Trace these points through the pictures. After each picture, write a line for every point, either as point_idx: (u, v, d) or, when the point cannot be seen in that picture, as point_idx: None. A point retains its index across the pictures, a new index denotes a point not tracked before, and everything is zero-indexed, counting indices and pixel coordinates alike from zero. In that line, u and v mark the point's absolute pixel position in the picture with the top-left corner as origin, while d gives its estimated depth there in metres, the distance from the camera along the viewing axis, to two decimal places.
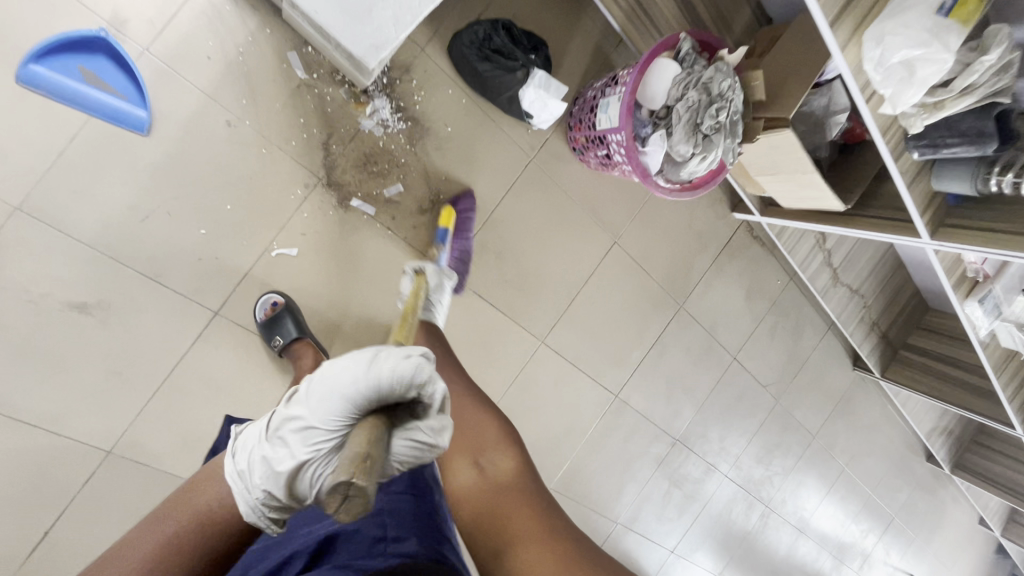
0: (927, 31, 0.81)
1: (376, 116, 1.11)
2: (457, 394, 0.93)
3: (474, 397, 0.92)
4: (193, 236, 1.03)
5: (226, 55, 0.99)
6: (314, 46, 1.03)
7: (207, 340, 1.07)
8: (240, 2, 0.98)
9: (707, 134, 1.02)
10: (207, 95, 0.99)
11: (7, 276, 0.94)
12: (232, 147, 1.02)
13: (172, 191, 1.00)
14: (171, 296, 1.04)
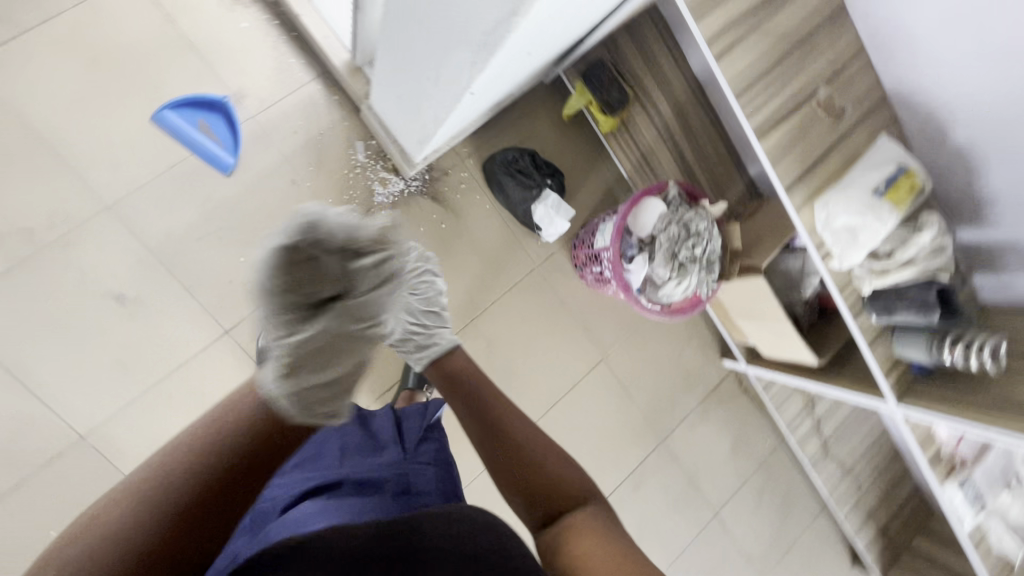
0: (864, 206, 0.99)
1: (398, 194, 1.32)
2: (501, 425, 0.76)
3: (522, 433, 0.75)
4: (232, 261, 1.20)
5: (309, 133, 1.26)
6: (377, 140, 1.30)
7: (211, 352, 1.20)
8: (332, 100, 1.27)
9: (683, 263, 1.18)
10: (283, 158, 1.24)
11: (77, 258, 1.12)
12: (289, 199, 1.24)
13: (229, 222, 1.20)
14: (195, 307, 1.19)
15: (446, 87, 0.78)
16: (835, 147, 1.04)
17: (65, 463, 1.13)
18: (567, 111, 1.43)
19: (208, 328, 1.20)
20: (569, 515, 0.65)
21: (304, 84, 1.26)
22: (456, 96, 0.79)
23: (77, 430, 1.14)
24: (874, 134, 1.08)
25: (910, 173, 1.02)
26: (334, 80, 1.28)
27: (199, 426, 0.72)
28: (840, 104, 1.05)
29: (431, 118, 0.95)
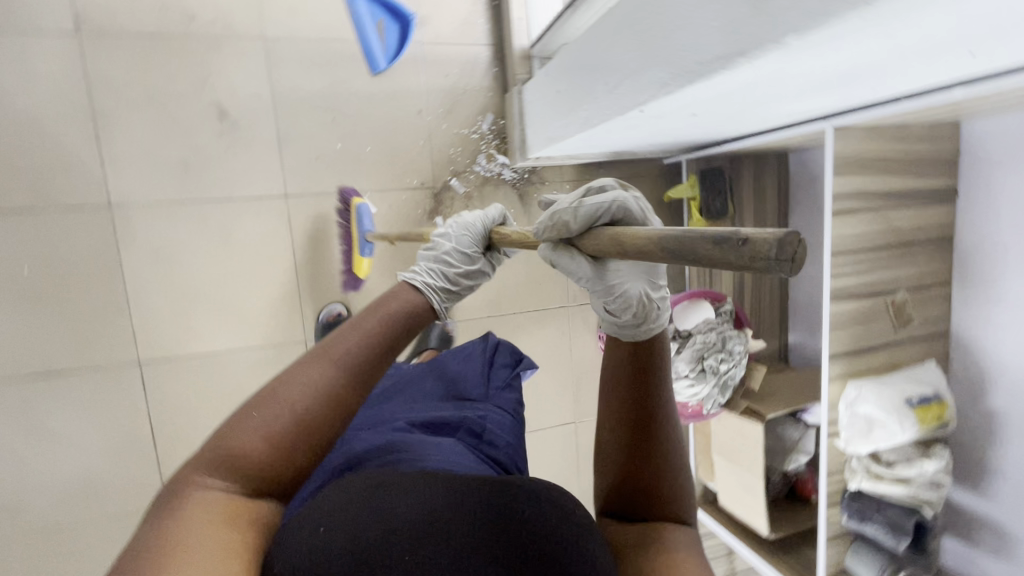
0: (891, 406, 1.01)
1: (495, 175, 1.38)
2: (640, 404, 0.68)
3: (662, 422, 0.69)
4: (329, 144, 1.26)
5: (456, 82, 1.34)
6: (506, 122, 1.37)
7: (262, 205, 1.23)
8: (490, 69, 1.36)
9: (704, 370, 1.20)
10: (424, 89, 1.32)
11: (210, 62, 1.18)
12: (406, 123, 1.31)
13: (348, 110, 1.27)
14: (276, 158, 1.23)
15: (620, 97, 0.84)
16: (885, 346, 1.09)
17: (83, 216, 1.14)
18: (670, 193, 1.49)
19: (274, 182, 1.24)
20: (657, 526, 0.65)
21: (476, 44, 1.35)
22: (623, 109, 0.85)
23: (110, 196, 1.16)
24: (922, 357, 1.13)
25: (942, 403, 1.04)
26: (502, 55, 1.37)
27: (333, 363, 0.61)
28: (909, 315, 1.11)
29: (578, 120, 1.01)
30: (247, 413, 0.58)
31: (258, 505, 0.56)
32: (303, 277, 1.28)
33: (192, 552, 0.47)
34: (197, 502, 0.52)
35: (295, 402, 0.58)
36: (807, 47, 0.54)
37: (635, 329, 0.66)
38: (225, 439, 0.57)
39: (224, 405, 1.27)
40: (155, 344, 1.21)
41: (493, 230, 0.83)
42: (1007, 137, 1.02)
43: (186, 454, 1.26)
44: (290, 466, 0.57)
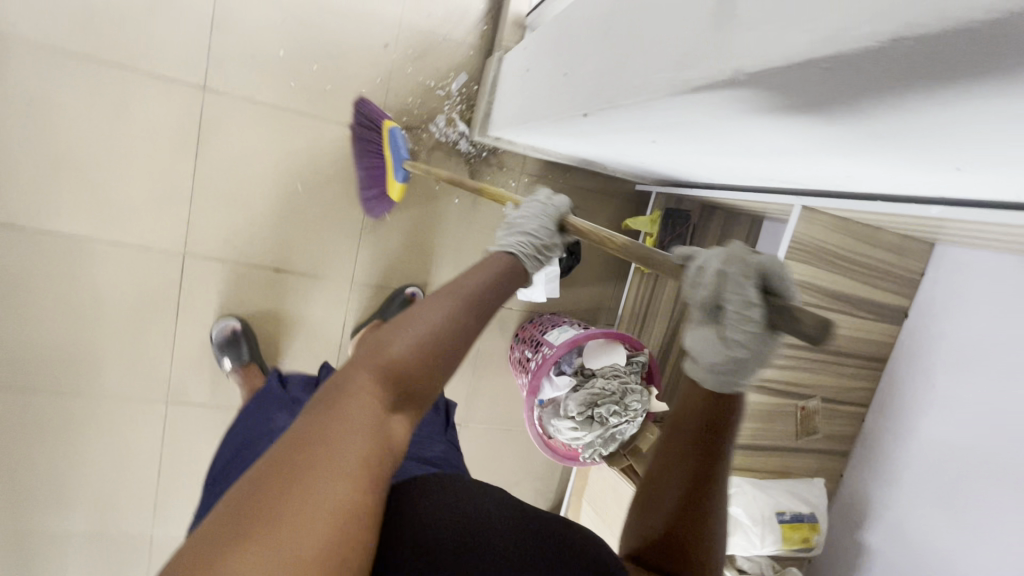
0: (760, 514, 0.95)
1: (450, 142, 1.24)
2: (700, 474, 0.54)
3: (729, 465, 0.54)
4: (271, 46, 1.10)
5: (436, 28, 1.19)
6: (478, 88, 1.23)
7: (174, 90, 1.07)
8: (479, 26, 1.21)
9: (593, 418, 1.10)
10: (398, 21, 1.16)
11: None
12: (367, 52, 1.15)
13: (303, 15, 1.10)
14: (202, 42, 1.06)
15: (573, 94, 0.71)
16: (780, 450, 1.01)
17: None
18: (628, 222, 1.36)
19: (193, 68, 1.07)
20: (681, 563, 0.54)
21: None
22: (573, 107, 0.72)
23: None
24: (814, 470, 1.06)
25: (814, 525, 0.99)
26: (496, 14, 1.21)
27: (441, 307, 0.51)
28: (814, 424, 1.04)
29: (534, 108, 0.88)
30: (389, 327, 0.50)
31: (387, 437, 0.45)
32: (200, 183, 1.12)
33: (330, 472, 0.39)
34: (342, 406, 0.44)
35: (438, 327, 0.50)
36: (753, 97, 0.42)
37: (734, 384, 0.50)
38: (368, 346, 0.49)
39: (71, 296, 1.11)
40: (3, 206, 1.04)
41: (569, 221, 0.73)
42: (974, 277, 0.95)
43: (11, 337, 1.10)
44: (423, 401, 0.49)
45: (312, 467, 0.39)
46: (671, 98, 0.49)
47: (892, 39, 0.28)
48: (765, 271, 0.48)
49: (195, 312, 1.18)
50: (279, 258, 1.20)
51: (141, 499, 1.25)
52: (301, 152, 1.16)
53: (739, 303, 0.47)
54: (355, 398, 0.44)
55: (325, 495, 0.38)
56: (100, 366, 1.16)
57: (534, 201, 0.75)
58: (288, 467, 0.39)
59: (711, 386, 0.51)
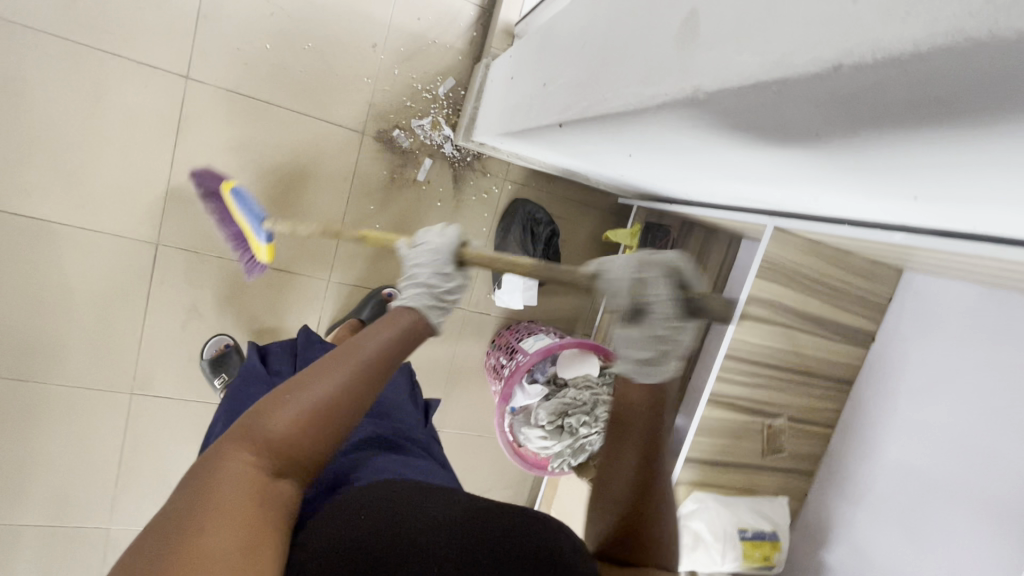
0: (723, 530, 0.96)
1: (434, 145, 1.24)
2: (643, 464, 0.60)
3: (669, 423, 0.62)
4: (258, 40, 1.09)
5: (426, 32, 1.19)
6: (465, 94, 1.23)
7: (157, 78, 1.06)
8: (469, 32, 1.22)
9: (563, 427, 1.11)
10: (387, 23, 1.16)
11: None
12: (355, 53, 1.15)
13: (292, 12, 1.10)
14: (188, 31, 1.06)
15: (550, 103, 0.72)
16: (745, 467, 1.02)
17: None
18: (609, 233, 1.37)
19: (177, 57, 1.06)
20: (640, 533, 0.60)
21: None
22: (549, 117, 0.72)
23: None
24: (778, 488, 1.07)
25: (774, 545, 1.00)
26: (487, 22, 1.22)
27: (324, 372, 0.51)
28: (780, 443, 1.05)
29: (516, 116, 0.88)
30: (274, 397, 0.50)
31: (274, 505, 0.47)
32: (177, 173, 1.11)
33: (207, 554, 0.41)
34: (221, 483, 0.45)
35: (326, 393, 0.50)
36: (712, 117, 0.43)
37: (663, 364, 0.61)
38: (253, 415, 0.50)
39: (38, 281, 1.09)
40: None
41: (463, 251, 0.71)
42: (939, 304, 0.98)
43: None
44: (315, 463, 0.51)
45: (185, 550, 0.41)
46: (635, 113, 0.50)
47: (834, 65, 0.29)
48: (673, 270, 0.62)
49: (165, 303, 1.16)
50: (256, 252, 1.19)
51: (99, 492, 1.22)
52: (283, 148, 1.15)
53: (661, 300, 0.61)
54: (232, 476, 0.46)
55: (202, 575, 0.40)
56: (64, 353, 1.13)
57: (424, 241, 0.72)
58: (161, 554, 0.40)
59: (654, 373, 0.61)
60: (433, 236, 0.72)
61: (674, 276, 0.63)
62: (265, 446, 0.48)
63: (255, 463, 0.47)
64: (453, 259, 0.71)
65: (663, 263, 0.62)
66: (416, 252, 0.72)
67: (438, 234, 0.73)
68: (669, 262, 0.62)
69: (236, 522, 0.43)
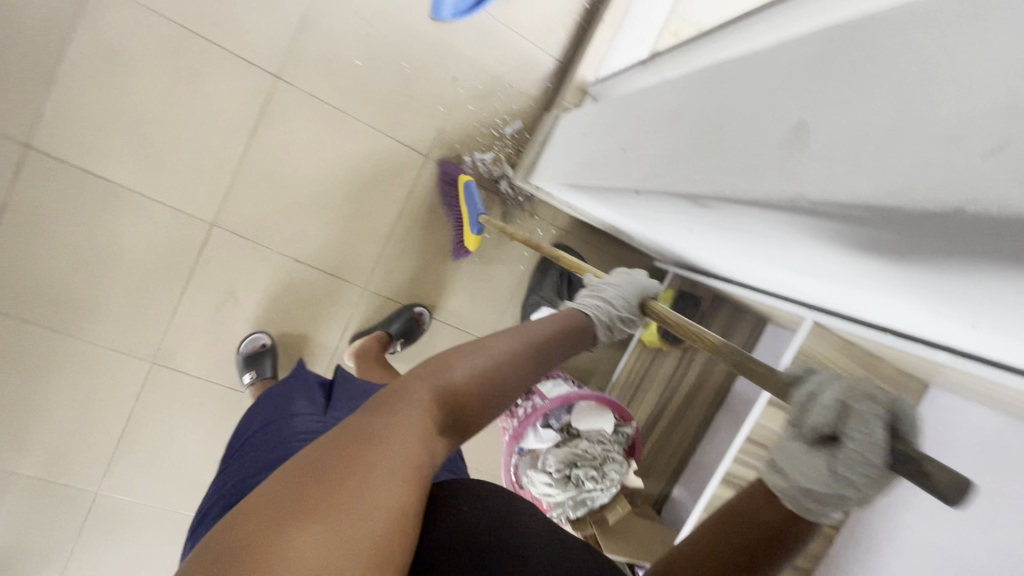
0: None
1: (491, 179, 1.29)
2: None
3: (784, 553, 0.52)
4: (349, 53, 1.15)
5: (505, 74, 1.25)
6: (529, 137, 1.29)
7: (249, 72, 1.11)
8: (544, 82, 1.28)
9: (570, 478, 1.12)
10: (471, 60, 1.22)
11: None
12: (436, 82, 1.21)
13: (385, 34, 1.16)
14: (288, 35, 1.11)
15: (629, 166, 0.75)
16: None
17: None
18: None
19: (272, 56, 1.12)
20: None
21: (545, 50, 1.27)
22: (625, 182, 0.76)
23: None
24: None
25: None
26: (562, 76, 1.29)
27: (501, 346, 0.60)
28: None
29: (584, 171, 0.92)
30: (454, 355, 0.58)
31: (435, 446, 0.51)
32: (247, 161, 1.15)
33: (381, 475, 0.44)
34: (403, 414, 0.49)
35: (496, 365, 0.58)
36: (802, 226, 0.46)
37: (822, 514, 0.48)
38: (433, 365, 0.56)
39: (90, 237, 1.11)
40: (54, 135, 1.05)
41: (649, 300, 0.76)
42: (964, 427, 0.98)
43: (17, 264, 1.09)
44: (469, 426, 0.55)
45: (378, 458, 0.45)
46: (724, 202, 0.53)
47: (954, 209, 0.32)
48: (898, 414, 0.44)
49: (205, 282, 1.19)
50: (301, 249, 1.22)
51: (95, 454, 1.22)
52: (349, 156, 1.20)
53: (862, 441, 0.43)
54: (413, 410, 0.50)
55: (390, 482, 0.44)
56: (97, 312, 1.15)
57: (618, 278, 0.80)
58: (352, 461, 0.43)
59: (797, 511, 0.49)
60: (626, 278, 0.80)
61: (904, 423, 0.44)
62: (450, 387, 0.54)
63: (433, 407, 0.52)
64: (633, 299, 0.78)
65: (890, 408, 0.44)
66: (614, 281, 0.80)
67: (629, 275, 0.81)
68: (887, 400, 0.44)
69: (410, 449, 0.47)
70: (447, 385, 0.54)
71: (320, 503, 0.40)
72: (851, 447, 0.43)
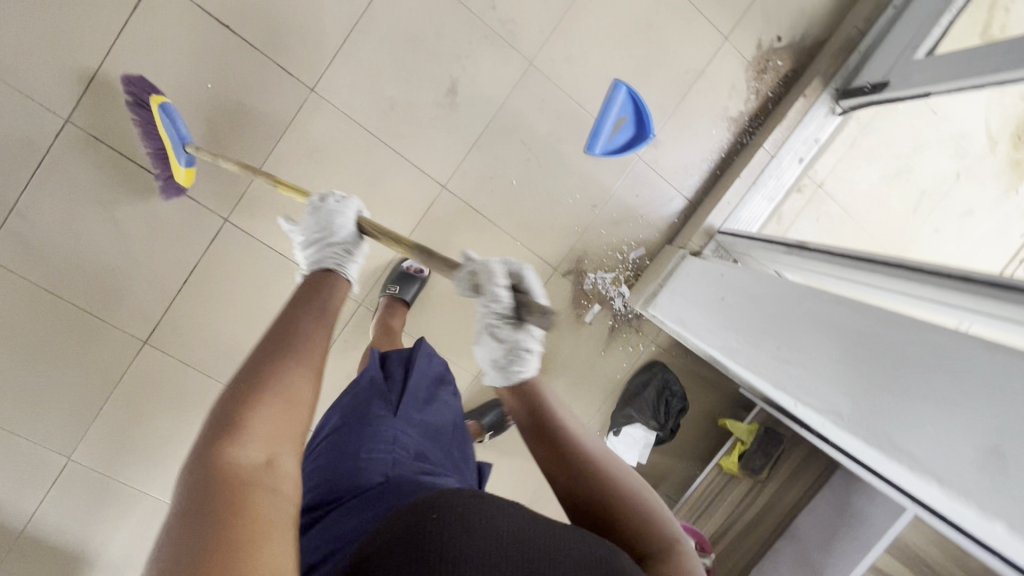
0: None
1: (607, 296, 1.40)
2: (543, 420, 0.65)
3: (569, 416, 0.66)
4: (508, 174, 1.28)
5: (638, 206, 1.37)
6: (649, 265, 1.40)
7: (421, 179, 1.25)
8: (671, 217, 1.39)
9: None
10: (611, 191, 1.34)
11: (477, 46, 1.20)
12: (576, 206, 1.34)
13: (542, 160, 1.29)
14: (460, 153, 1.25)
15: (820, 357, 0.81)
16: None
17: (282, 80, 1.14)
18: (725, 420, 1.50)
19: (443, 168, 1.25)
20: (674, 551, 0.56)
21: (679, 189, 1.38)
22: (811, 369, 0.81)
23: (315, 82, 1.16)
24: None
25: None
26: (688, 213, 1.40)
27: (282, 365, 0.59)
28: None
29: (725, 339, 1.01)
30: (246, 400, 0.54)
31: (270, 480, 0.51)
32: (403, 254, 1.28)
33: (231, 540, 0.44)
34: (218, 487, 0.47)
35: (293, 385, 0.58)
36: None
37: (516, 370, 0.71)
38: (223, 420, 0.53)
39: (257, 303, 1.25)
40: (249, 214, 1.20)
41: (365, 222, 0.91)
42: None
43: (192, 314, 1.23)
44: (300, 437, 0.57)
45: (227, 534, 0.44)
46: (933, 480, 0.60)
47: None
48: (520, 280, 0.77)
49: (341, 352, 1.32)
50: (431, 335, 1.35)
51: None
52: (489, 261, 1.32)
53: (493, 300, 0.73)
54: (235, 473, 0.49)
55: (261, 529, 0.46)
56: None
57: (315, 210, 0.92)
58: (194, 562, 0.42)
59: (505, 373, 0.71)
60: (326, 205, 0.93)
61: (518, 268, 0.78)
62: (256, 438, 0.52)
63: (252, 446, 0.52)
64: (354, 225, 0.92)
65: (496, 270, 0.74)
66: (312, 217, 0.92)
67: (336, 199, 0.94)
68: (513, 268, 0.77)
69: (242, 499, 0.47)
70: (254, 436, 0.52)
71: None
72: (490, 295, 0.72)
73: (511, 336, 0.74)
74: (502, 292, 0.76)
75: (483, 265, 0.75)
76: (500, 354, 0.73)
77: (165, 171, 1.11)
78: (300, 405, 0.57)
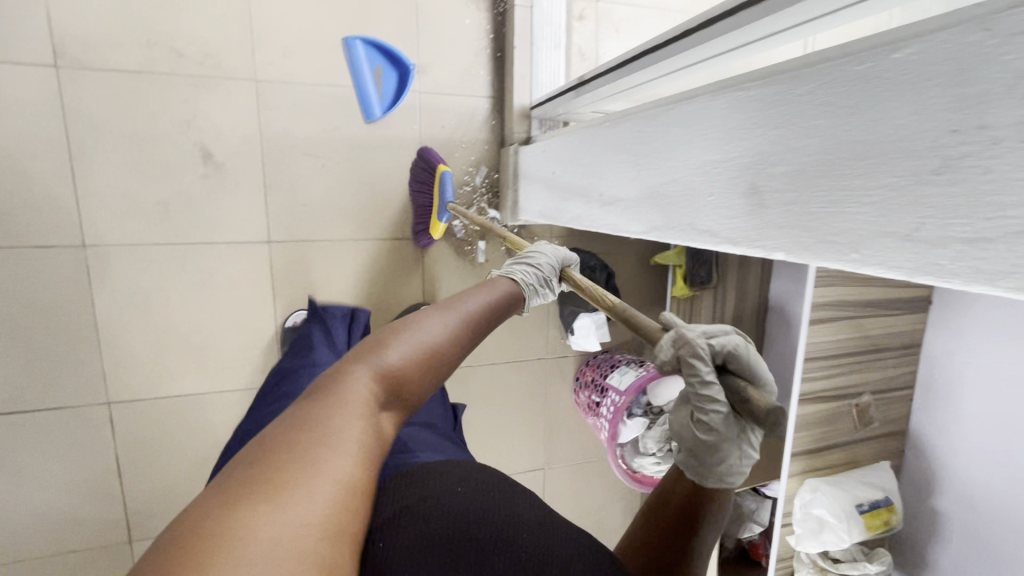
0: (843, 511, 1.07)
1: (484, 229, 1.37)
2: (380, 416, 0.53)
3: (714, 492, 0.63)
4: (318, 190, 1.23)
5: (452, 135, 1.32)
6: (498, 177, 1.36)
7: (246, 251, 1.21)
8: (488, 123, 1.34)
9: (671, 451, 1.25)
10: (419, 140, 1.29)
11: (195, 101, 1.12)
12: (399, 175, 1.29)
13: (338, 158, 1.24)
14: (261, 204, 1.20)
15: (618, 169, 0.82)
16: (845, 444, 1.15)
17: (52, 258, 1.09)
18: (657, 257, 1.50)
19: (257, 228, 1.20)
20: None
21: (476, 94, 1.32)
22: (611, 182, 0.83)
23: (84, 238, 1.10)
24: (876, 453, 1.20)
25: (892, 509, 1.12)
26: (500, 109, 1.34)
27: (438, 323, 0.58)
28: (871, 415, 1.17)
29: (570, 207, 1.00)
30: (380, 340, 0.56)
31: (376, 430, 0.51)
32: (283, 322, 1.26)
33: (323, 463, 0.45)
34: (336, 409, 0.49)
35: (433, 335, 0.57)
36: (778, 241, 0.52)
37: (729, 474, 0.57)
38: (365, 349, 0.55)
39: (198, 447, 1.25)
40: (125, 385, 1.18)
41: (568, 272, 0.82)
42: None
43: (151, 495, 1.24)
44: (413, 403, 0.56)
45: (321, 446, 0.46)
46: (715, 239, 0.61)
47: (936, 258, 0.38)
48: (735, 351, 0.57)
49: None
50: None
51: None
52: (362, 275, 1.30)
53: (714, 412, 0.55)
54: (350, 398, 0.51)
55: (322, 476, 0.45)
56: None
57: (541, 251, 0.85)
58: (283, 453, 0.45)
59: (699, 477, 0.59)
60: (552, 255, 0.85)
61: (712, 348, 0.56)
62: (381, 379, 0.53)
63: (369, 381, 0.53)
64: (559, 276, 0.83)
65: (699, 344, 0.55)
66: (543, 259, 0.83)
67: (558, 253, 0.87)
68: (723, 343, 0.56)
69: (355, 437, 0.49)
70: (384, 380, 0.53)
71: (234, 510, 0.40)
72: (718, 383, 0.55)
73: (729, 419, 0.55)
74: (725, 360, 0.57)
75: (723, 339, 0.57)
76: (692, 467, 0.59)
77: (423, 227, 1.27)
78: (433, 375, 0.57)
